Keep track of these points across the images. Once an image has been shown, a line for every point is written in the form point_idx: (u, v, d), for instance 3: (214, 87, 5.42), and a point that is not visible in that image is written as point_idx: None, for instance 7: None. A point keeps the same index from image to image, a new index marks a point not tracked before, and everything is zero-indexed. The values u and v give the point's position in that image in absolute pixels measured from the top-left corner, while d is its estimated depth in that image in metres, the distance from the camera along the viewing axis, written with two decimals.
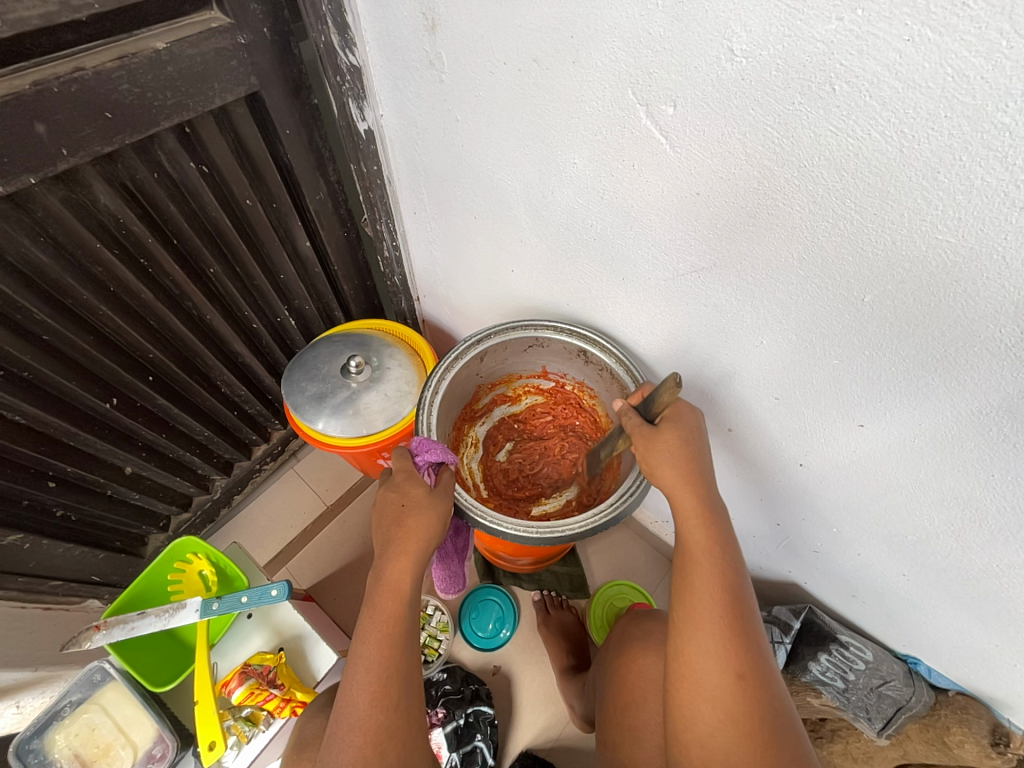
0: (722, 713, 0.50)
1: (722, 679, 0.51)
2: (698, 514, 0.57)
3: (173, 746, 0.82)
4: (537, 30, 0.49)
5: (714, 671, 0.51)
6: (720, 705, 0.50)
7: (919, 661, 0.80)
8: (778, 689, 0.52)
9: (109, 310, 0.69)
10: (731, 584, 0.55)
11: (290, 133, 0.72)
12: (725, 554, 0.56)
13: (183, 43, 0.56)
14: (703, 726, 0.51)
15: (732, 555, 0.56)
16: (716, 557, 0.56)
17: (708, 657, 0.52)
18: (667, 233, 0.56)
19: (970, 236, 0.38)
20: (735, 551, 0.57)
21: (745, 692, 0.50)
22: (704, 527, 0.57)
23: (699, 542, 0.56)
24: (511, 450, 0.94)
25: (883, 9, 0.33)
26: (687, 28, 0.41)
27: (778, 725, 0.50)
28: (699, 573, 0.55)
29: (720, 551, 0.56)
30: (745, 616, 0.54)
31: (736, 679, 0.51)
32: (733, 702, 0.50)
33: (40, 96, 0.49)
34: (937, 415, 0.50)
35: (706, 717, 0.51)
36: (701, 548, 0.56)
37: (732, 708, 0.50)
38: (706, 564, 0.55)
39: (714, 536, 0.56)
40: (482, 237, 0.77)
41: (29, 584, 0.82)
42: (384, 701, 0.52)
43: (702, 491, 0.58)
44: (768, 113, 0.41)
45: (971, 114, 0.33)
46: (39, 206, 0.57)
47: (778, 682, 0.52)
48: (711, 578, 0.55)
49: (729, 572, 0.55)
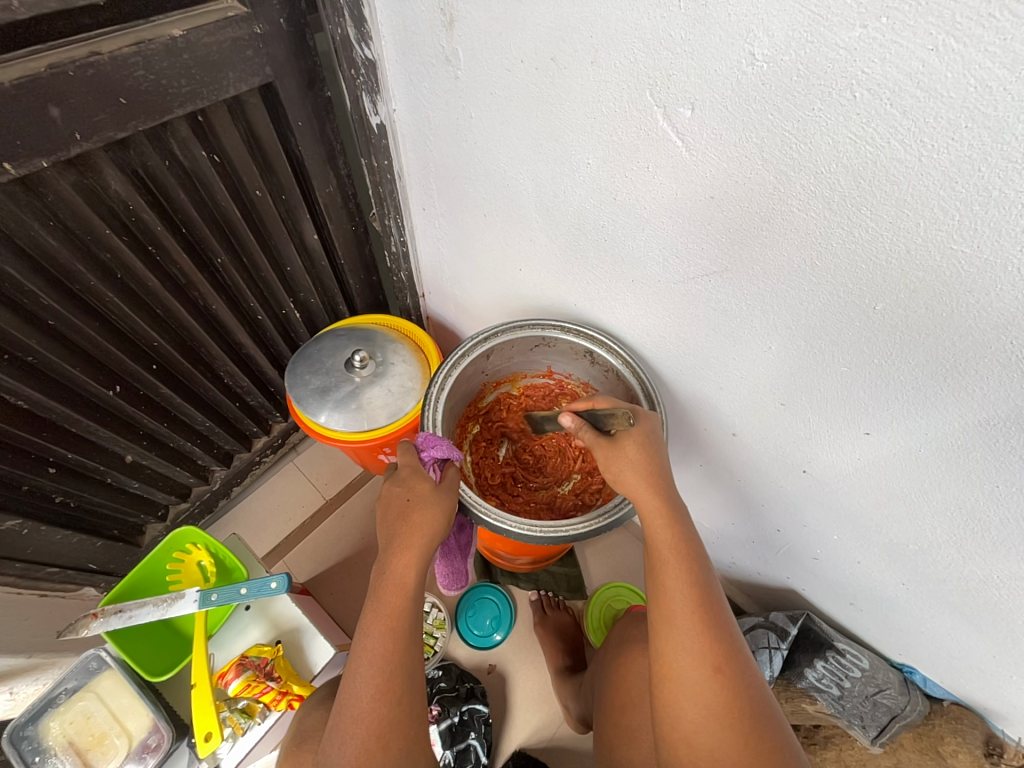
0: (699, 705, 0.50)
1: (700, 674, 0.51)
2: (661, 513, 0.57)
3: (169, 736, 0.81)
4: (555, 30, 0.49)
5: (689, 667, 0.51)
6: (697, 700, 0.50)
7: (914, 670, 0.81)
8: (755, 678, 0.52)
9: (116, 297, 0.68)
10: (700, 579, 0.55)
11: (302, 125, 0.72)
12: (693, 550, 0.56)
13: (200, 31, 0.56)
14: (684, 721, 0.51)
15: (699, 550, 0.57)
16: (684, 552, 0.56)
17: (684, 653, 0.52)
18: (677, 235, 0.56)
19: (986, 247, 0.38)
20: (700, 546, 0.57)
21: (724, 685, 0.50)
22: (669, 525, 0.57)
23: (665, 540, 0.56)
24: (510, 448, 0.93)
25: (908, 18, 0.33)
26: (708, 30, 0.41)
27: (757, 714, 0.50)
28: (668, 570, 0.55)
29: (688, 547, 0.56)
30: (717, 611, 0.54)
31: (713, 673, 0.51)
32: (713, 697, 0.50)
33: (55, 79, 0.49)
34: (944, 425, 0.50)
35: (688, 711, 0.50)
36: (669, 544, 0.56)
37: (711, 703, 0.50)
38: (675, 559, 0.55)
39: (680, 532, 0.57)
40: (492, 234, 0.77)
41: (26, 571, 0.81)
42: (389, 695, 0.52)
43: (662, 488, 0.59)
44: (786, 118, 0.41)
45: (993, 125, 0.33)
46: (50, 190, 0.56)
47: (756, 674, 0.52)
48: (680, 575, 0.55)
49: (697, 567, 0.55)
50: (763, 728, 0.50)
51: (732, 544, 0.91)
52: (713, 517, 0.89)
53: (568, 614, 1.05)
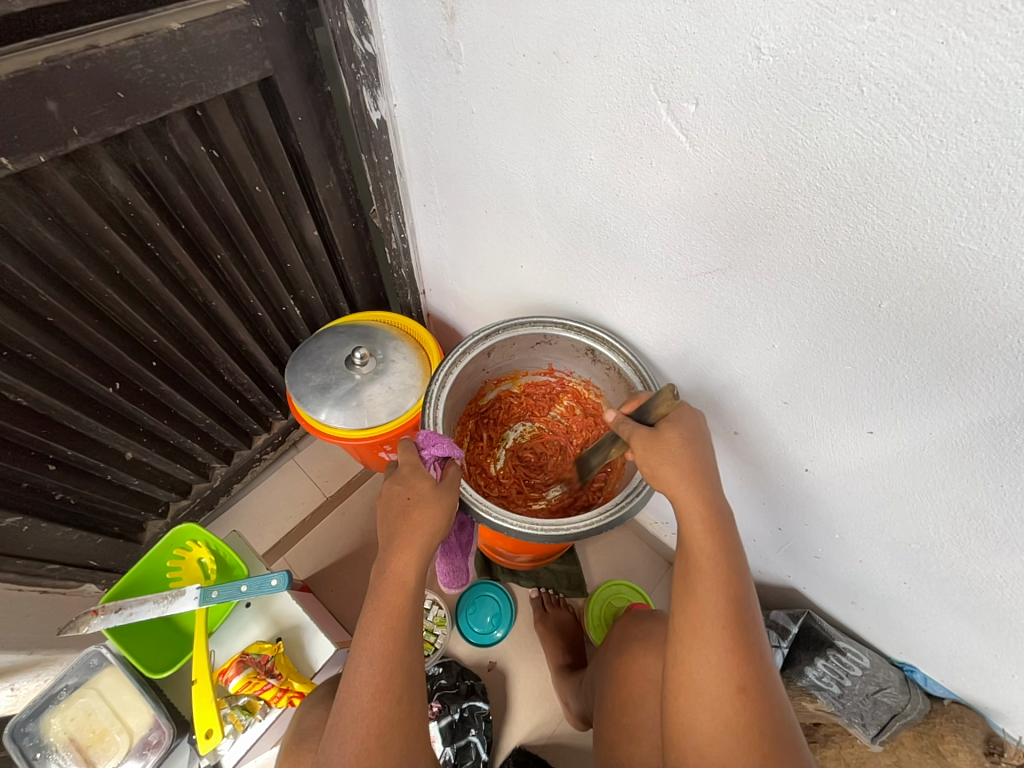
0: (719, 722, 0.50)
1: (724, 690, 0.51)
2: (702, 519, 0.57)
3: (169, 733, 0.82)
4: (558, 23, 0.48)
5: (714, 683, 0.51)
6: (718, 716, 0.50)
7: (915, 669, 0.81)
8: (774, 695, 0.52)
9: (115, 294, 0.68)
10: (733, 591, 0.54)
11: (302, 120, 0.72)
12: (729, 560, 0.56)
13: (198, 24, 0.55)
14: (699, 734, 0.51)
15: (736, 560, 0.56)
16: (720, 562, 0.55)
17: (710, 668, 0.51)
18: (680, 232, 0.55)
19: (994, 245, 0.37)
20: (738, 556, 0.56)
21: (745, 701, 0.50)
22: (708, 532, 0.56)
23: (702, 548, 0.56)
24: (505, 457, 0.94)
25: (917, 11, 0.32)
26: (714, 24, 0.40)
27: (775, 733, 0.50)
28: (702, 579, 0.55)
29: (725, 557, 0.55)
30: (746, 625, 0.53)
31: (736, 688, 0.51)
32: (733, 714, 0.50)
33: (52, 73, 0.48)
34: (949, 422, 0.49)
35: (705, 727, 0.50)
36: (705, 552, 0.56)
37: (731, 720, 0.50)
38: (710, 569, 0.55)
39: (719, 541, 0.56)
40: (493, 230, 0.76)
41: (27, 567, 0.81)
42: (388, 694, 0.52)
43: (706, 492, 0.58)
44: (792, 113, 0.41)
45: (1003, 120, 0.33)
46: (48, 185, 0.56)
47: (776, 690, 0.52)
48: (715, 585, 0.54)
49: (732, 578, 0.55)
50: (779, 749, 0.49)
51: None
52: None
53: (568, 612, 1.05)
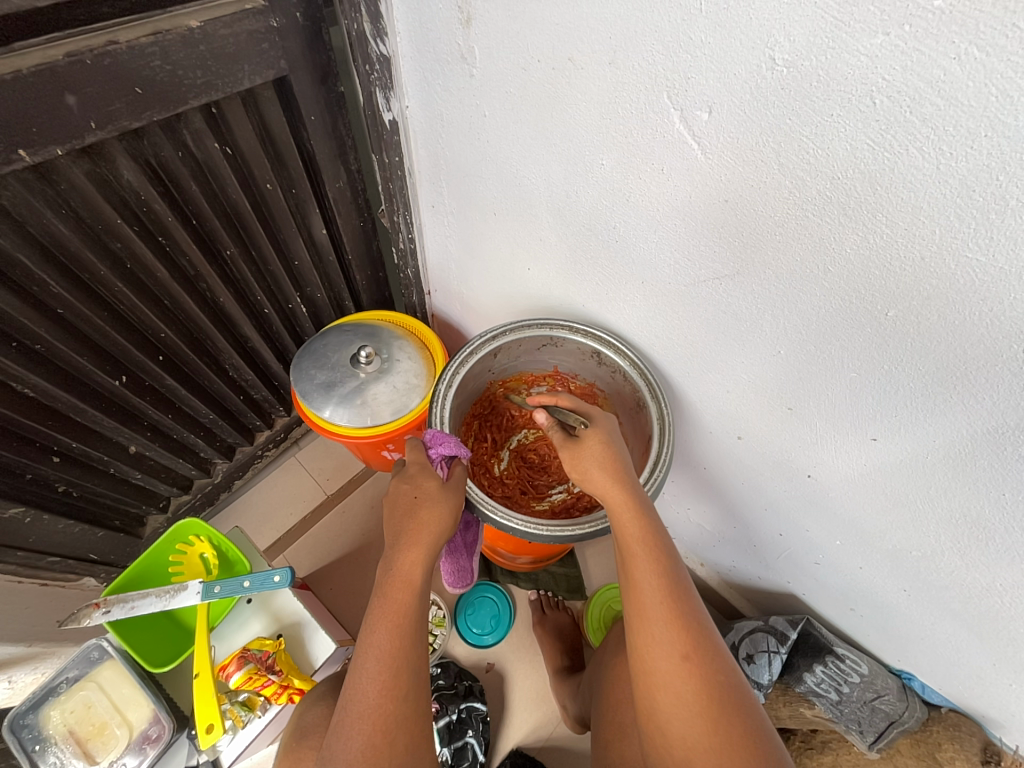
0: (670, 695, 0.51)
1: (670, 663, 0.52)
2: (630, 506, 0.58)
3: (169, 727, 0.82)
4: (575, 30, 0.49)
5: (661, 658, 0.52)
6: (668, 689, 0.51)
7: (913, 677, 0.82)
8: (731, 667, 0.53)
9: (125, 287, 0.68)
10: (670, 571, 0.55)
11: (314, 119, 0.72)
12: (660, 543, 0.57)
13: (217, 23, 0.56)
14: (659, 711, 0.52)
15: (668, 543, 0.57)
16: (653, 547, 0.56)
17: (657, 645, 0.52)
18: (689, 239, 0.56)
19: (1001, 257, 0.38)
20: (668, 539, 0.58)
21: (693, 672, 0.51)
22: (637, 518, 0.57)
23: (634, 537, 0.57)
24: (509, 461, 0.94)
25: (931, 27, 0.33)
26: (729, 34, 0.41)
27: (736, 703, 0.51)
28: (636, 562, 0.56)
29: (657, 540, 0.57)
30: (688, 602, 0.54)
31: (682, 662, 0.52)
32: (682, 685, 0.51)
33: (73, 68, 0.49)
34: (952, 431, 0.50)
35: (663, 702, 0.51)
36: (638, 539, 0.57)
37: (681, 692, 0.51)
38: (645, 553, 0.56)
39: (648, 525, 0.57)
40: (502, 233, 0.77)
41: (28, 559, 0.81)
42: (394, 690, 0.52)
43: (628, 481, 0.59)
44: (805, 123, 0.41)
45: (1012, 135, 0.34)
46: (63, 179, 0.56)
47: (731, 661, 0.53)
48: (650, 567, 0.55)
49: (666, 560, 0.56)
50: (740, 718, 0.50)
51: (733, 547, 0.91)
52: (715, 519, 0.89)
53: (567, 614, 1.05)
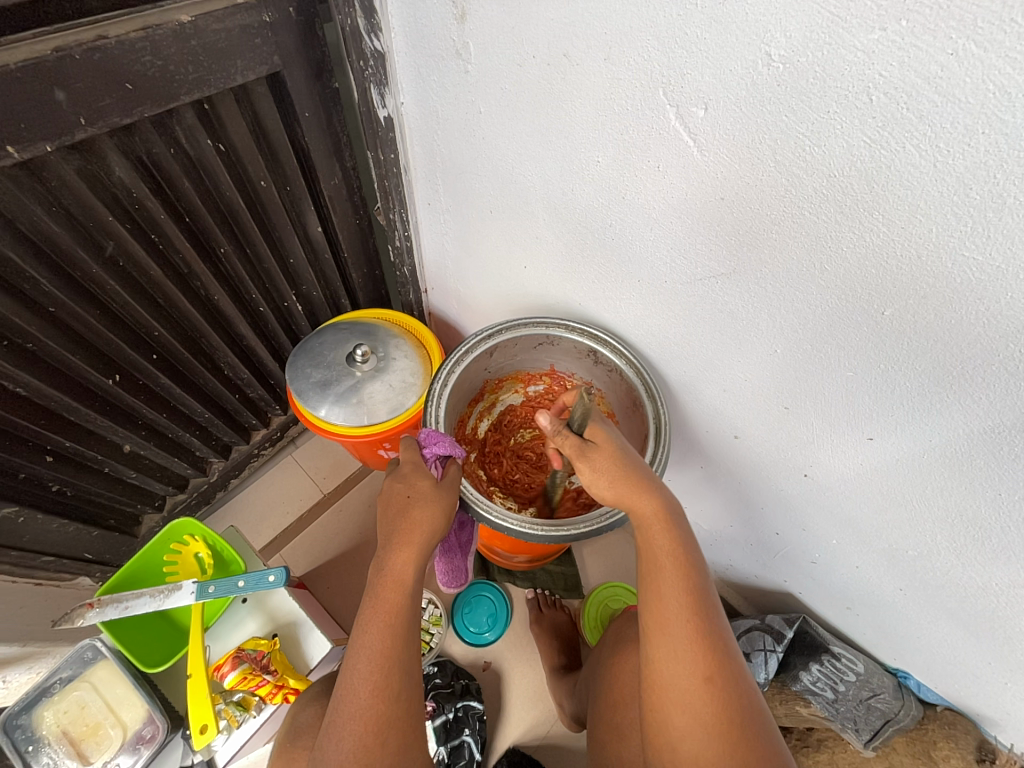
0: (688, 714, 0.51)
1: (691, 682, 0.51)
2: (660, 518, 0.57)
3: (163, 727, 0.81)
4: (569, 24, 0.49)
5: (682, 677, 0.52)
6: (687, 709, 0.51)
7: (909, 675, 0.82)
8: (740, 680, 0.53)
9: (117, 285, 0.68)
10: (695, 587, 0.55)
11: (309, 115, 0.72)
12: (688, 557, 0.57)
13: (208, 17, 0.55)
14: (672, 728, 0.51)
15: (695, 557, 0.57)
16: (680, 562, 0.56)
17: (679, 663, 0.52)
18: (686, 234, 0.55)
19: (998, 254, 0.38)
20: (696, 553, 0.58)
21: (714, 693, 0.51)
22: (666, 532, 0.57)
23: (661, 549, 0.57)
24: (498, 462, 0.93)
25: (928, 21, 0.33)
26: (725, 30, 0.41)
27: (744, 718, 0.51)
28: (665, 577, 0.56)
29: (685, 554, 0.57)
30: (710, 617, 0.54)
31: (704, 682, 0.51)
32: (701, 705, 0.51)
33: (61, 63, 0.48)
34: (950, 432, 0.50)
35: (677, 721, 0.51)
36: (668, 553, 0.56)
37: (700, 712, 0.51)
38: (672, 567, 0.56)
39: (675, 540, 0.57)
40: (497, 231, 0.77)
41: (22, 558, 0.81)
42: (385, 692, 0.52)
43: (655, 490, 0.59)
44: (801, 121, 0.41)
45: (1010, 131, 0.33)
46: (53, 175, 0.56)
47: (742, 673, 0.53)
48: (678, 581, 0.55)
49: (693, 575, 0.56)
50: (747, 733, 0.50)
51: (729, 545, 0.91)
52: (712, 518, 0.89)
53: (564, 614, 1.05)
